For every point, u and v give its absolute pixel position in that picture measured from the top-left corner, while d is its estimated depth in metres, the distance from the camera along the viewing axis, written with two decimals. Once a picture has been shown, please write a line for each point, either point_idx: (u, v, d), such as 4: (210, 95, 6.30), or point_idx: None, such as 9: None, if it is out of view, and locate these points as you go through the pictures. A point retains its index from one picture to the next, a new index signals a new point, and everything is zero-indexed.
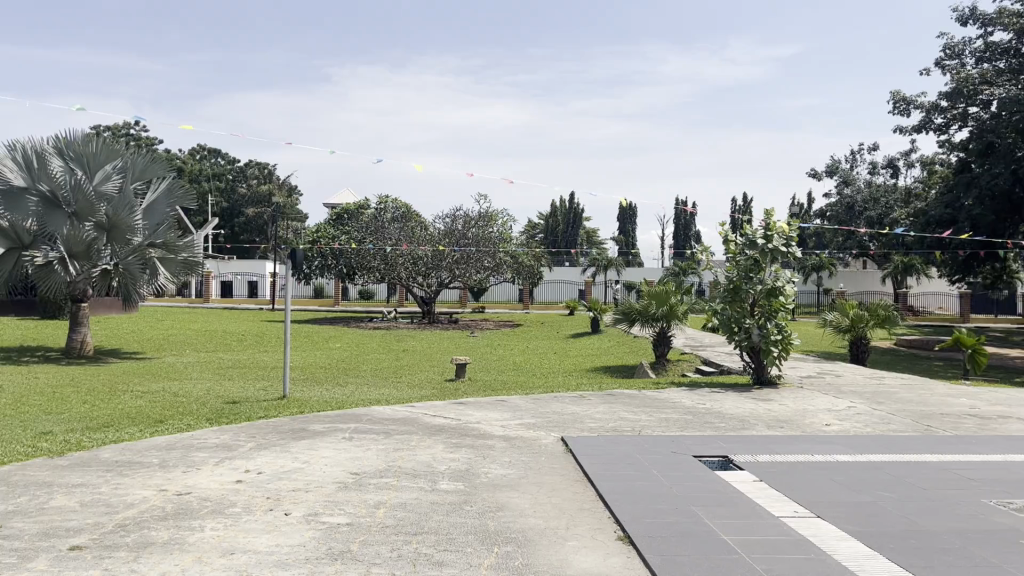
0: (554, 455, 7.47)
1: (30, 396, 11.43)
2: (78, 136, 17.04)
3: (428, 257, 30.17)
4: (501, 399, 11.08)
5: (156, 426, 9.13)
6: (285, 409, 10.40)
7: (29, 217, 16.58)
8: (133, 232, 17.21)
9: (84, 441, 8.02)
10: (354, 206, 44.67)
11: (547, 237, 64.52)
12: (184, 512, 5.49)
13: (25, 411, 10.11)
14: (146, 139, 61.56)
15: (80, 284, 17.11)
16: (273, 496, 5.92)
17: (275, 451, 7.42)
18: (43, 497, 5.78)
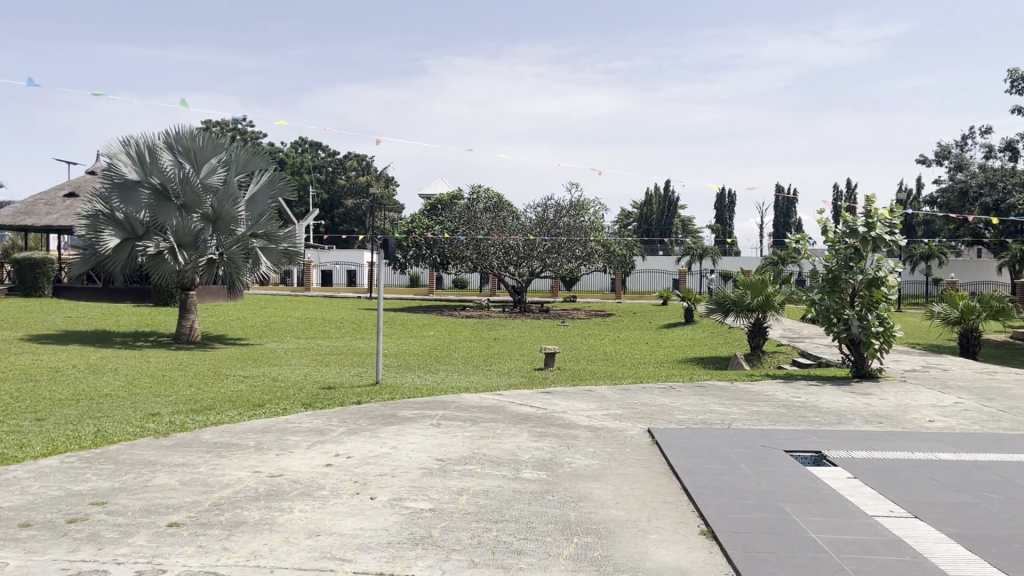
0: (640, 446, 7.38)
1: (141, 379, 12.07)
2: (186, 130, 17.73)
3: (519, 246, 30.26)
4: (589, 389, 11.03)
5: (254, 409, 9.49)
6: (377, 395, 10.63)
7: (142, 210, 17.48)
8: (237, 224, 17.88)
9: (187, 423, 8.42)
10: (449, 197, 45.31)
11: (642, 226, 63.82)
12: (275, 493, 5.68)
13: (135, 393, 10.69)
14: (252, 135, 64.09)
15: (188, 273, 17.95)
16: (360, 480, 6.06)
17: (365, 436, 7.60)
18: (147, 475, 6.09)
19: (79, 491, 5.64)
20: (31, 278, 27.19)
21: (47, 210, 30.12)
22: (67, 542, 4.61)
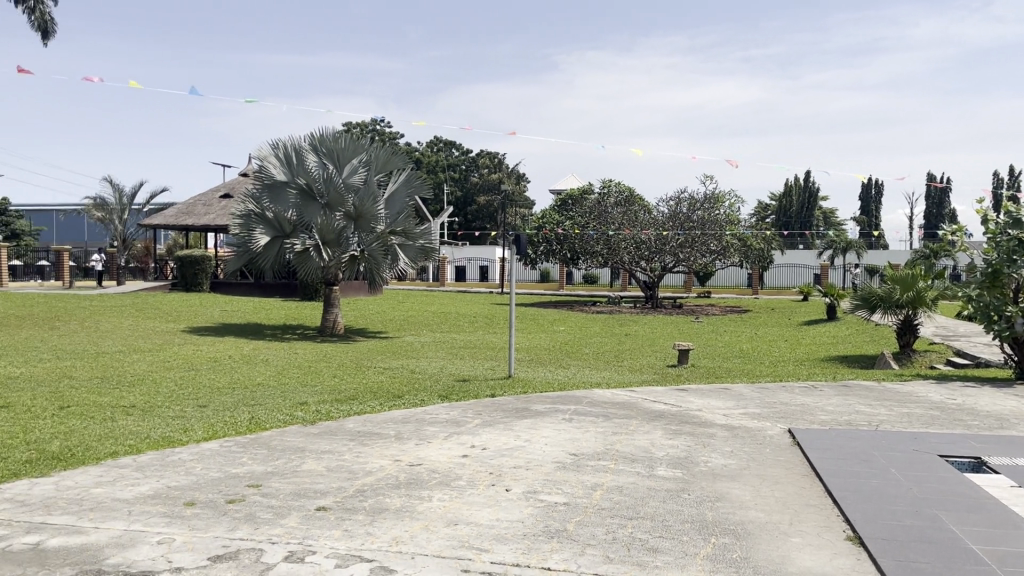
0: (780, 447, 7.14)
1: (290, 369, 12.75)
2: (330, 132, 18.60)
3: (651, 241, 29.82)
4: (725, 387, 10.76)
5: (393, 400, 9.85)
6: (510, 389, 10.79)
7: (289, 209, 18.44)
8: (377, 221, 18.58)
9: (332, 412, 8.82)
10: (580, 192, 45.24)
11: (780, 219, 61.53)
12: (414, 482, 5.87)
13: (284, 383, 11.31)
14: (390, 135, 66.26)
15: (332, 269, 18.77)
16: (495, 472, 6.17)
17: (499, 429, 7.72)
18: (296, 461, 6.43)
19: (236, 473, 6.03)
20: (192, 274, 29.20)
21: (206, 210, 32.26)
22: (226, 521, 4.93)
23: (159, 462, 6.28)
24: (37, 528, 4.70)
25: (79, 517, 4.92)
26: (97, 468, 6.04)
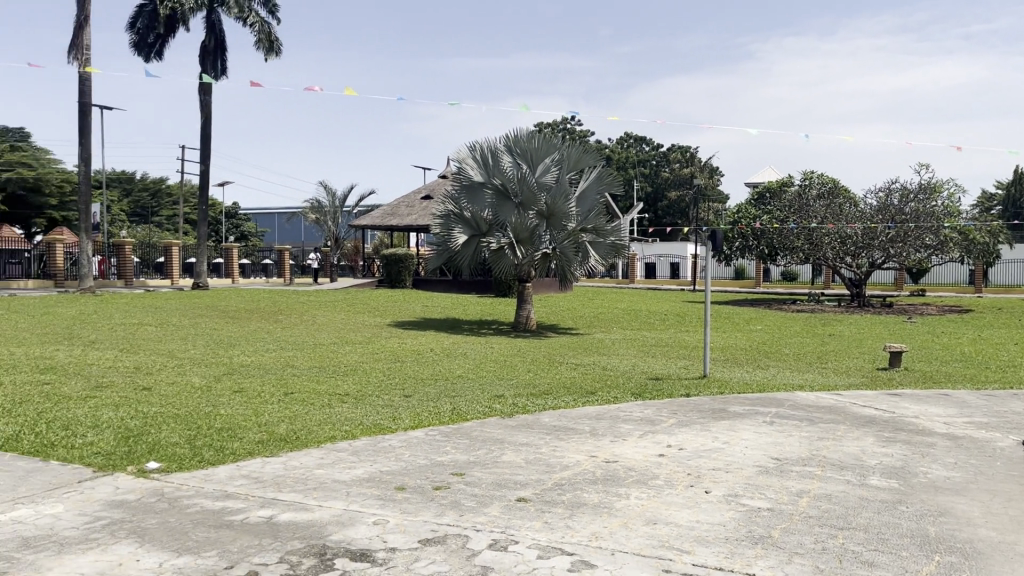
0: (1013, 461, 6.48)
1: (487, 363, 13.19)
2: (523, 133, 19.03)
3: (858, 236, 28.04)
4: (944, 394, 9.93)
5: (588, 396, 9.93)
6: (706, 388, 10.56)
7: (485, 209, 19.04)
8: (568, 219, 18.80)
9: (528, 405, 9.03)
10: (778, 184, 43.39)
11: (1007, 210, 55.89)
12: (612, 478, 5.88)
13: (482, 375, 11.72)
14: (580, 133, 66.80)
15: (526, 267, 19.21)
16: (694, 472, 6.06)
17: (696, 429, 7.58)
18: (497, 452, 6.65)
19: (441, 461, 6.33)
20: (395, 271, 30.93)
21: (408, 211, 34.07)
22: (433, 507, 5.19)
23: (372, 447, 6.71)
24: (269, 502, 5.16)
25: (304, 495, 5.36)
26: (318, 450, 6.55)
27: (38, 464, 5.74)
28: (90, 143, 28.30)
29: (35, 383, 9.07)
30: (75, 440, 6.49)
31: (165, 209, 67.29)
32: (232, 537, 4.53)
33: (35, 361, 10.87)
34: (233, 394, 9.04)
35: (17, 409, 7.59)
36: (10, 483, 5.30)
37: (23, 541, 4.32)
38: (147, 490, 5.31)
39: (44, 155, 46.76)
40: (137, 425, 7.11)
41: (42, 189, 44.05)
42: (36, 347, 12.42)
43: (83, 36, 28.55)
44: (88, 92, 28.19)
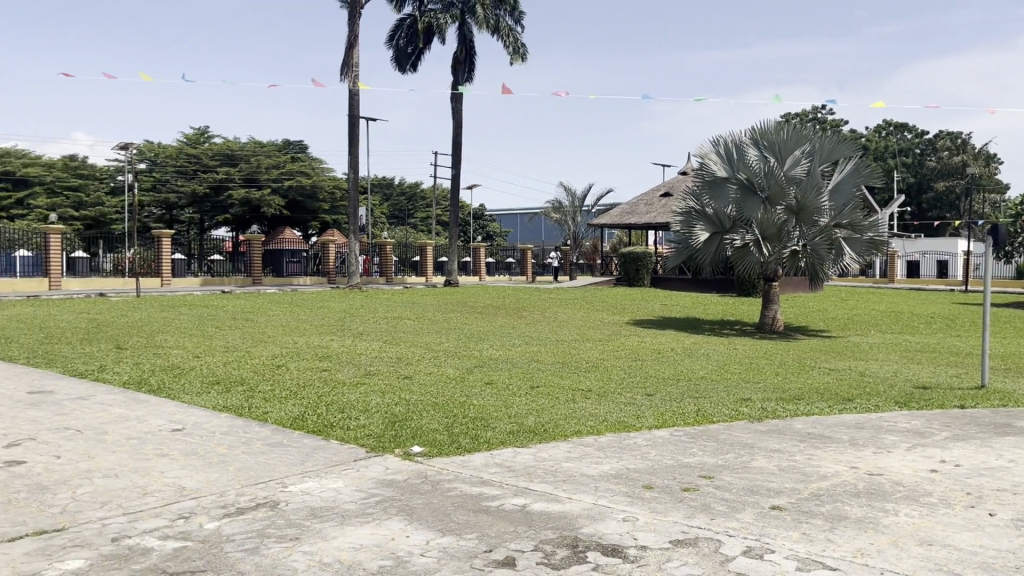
0: None
1: (732, 364, 12.79)
2: (772, 125, 18.21)
3: None
4: None
5: (844, 403, 9.30)
6: (984, 400, 9.49)
7: (729, 204, 18.47)
8: (820, 214, 17.75)
9: (778, 410, 8.64)
10: None
11: None
12: (876, 492, 5.48)
13: (726, 377, 11.39)
14: (833, 122, 62.71)
15: (772, 265, 18.38)
16: (973, 492, 5.48)
17: (974, 444, 6.84)
18: (747, 457, 6.42)
19: (689, 462, 6.23)
20: (634, 269, 30.93)
21: (648, 208, 33.92)
22: (683, 508, 5.11)
23: (618, 445, 6.74)
24: (522, 491, 5.36)
25: (555, 487, 5.50)
26: (566, 444, 6.70)
27: (320, 443, 6.38)
28: (358, 152, 31.65)
29: (315, 369, 10.11)
30: (349, 422, 7.14)
31: (419, 211, 72.21)
32: (490, 522, 4.75)
33: (314, 349, 12.11)
34: (484, 386, 9.49)
35: (301, 391, 8.49)
36: (299, 457, 5.94)
37: (311, 510, 4.80)
38: (412, 472, 5.71)
39: (319, 164, 51.92)
40: (401, 412, 7.69)
41: (317, 195, 49.00)
42: (314, 337, 13.82)
43: (354, 54, 31.40)
44: (357, 105, 31.09)
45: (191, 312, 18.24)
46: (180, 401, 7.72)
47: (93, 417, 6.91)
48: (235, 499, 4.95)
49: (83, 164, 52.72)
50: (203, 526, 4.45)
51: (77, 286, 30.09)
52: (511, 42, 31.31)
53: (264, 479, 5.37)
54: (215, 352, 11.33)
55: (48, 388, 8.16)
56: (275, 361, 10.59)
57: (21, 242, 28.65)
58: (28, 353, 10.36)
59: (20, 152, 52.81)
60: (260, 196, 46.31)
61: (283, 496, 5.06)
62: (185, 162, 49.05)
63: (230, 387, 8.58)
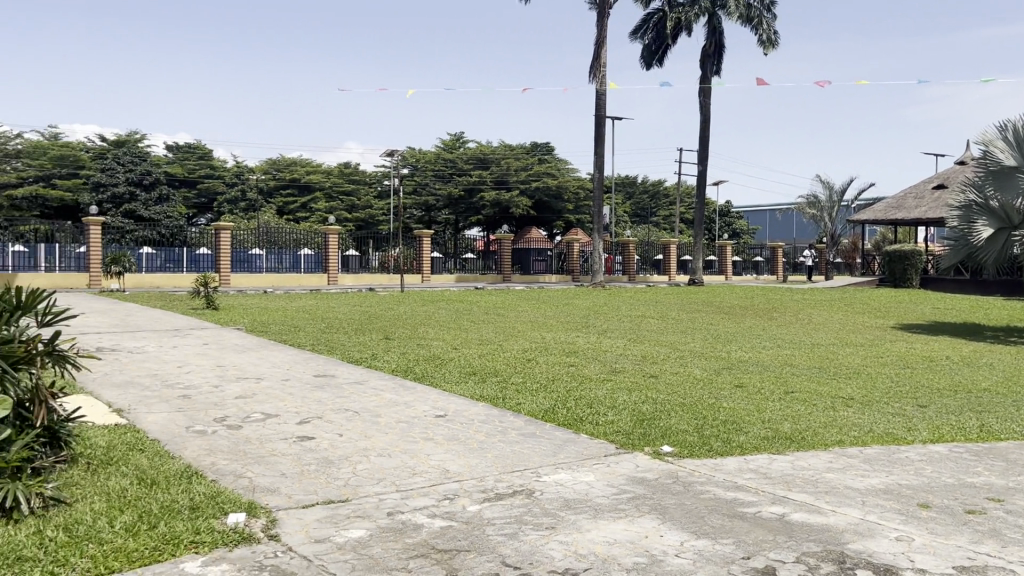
0: None
1: (1021, 377, 11.35)
2: None
3: None
4: None
5: None
6: None
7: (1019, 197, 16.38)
8: None
9: None
10: None
11: None
12: None
13: (1015, 391, 10.13)
14: None
15: None
16: None
17: None
18: None
19: (974, 483, 5.60)
20: (901, 269, 28.53)
21: (916, 203, 31.13)
22: (968, 533, 4.60)
23: (888, 458, 6.23)
24: (781, 500, 5.11)
25: (817, 498, 5.19)
26: (827, 454, 6.30)
27: (571, 436, 6.51)
28: (604, 150, 32.22)
29: (563, 364, 10.34)
30: (599, 418, 7.21)
31: (662, 209, 71.56)
32: (747, 528, 4.57)
33: (561, 345, 12.40)
34: (734, 389, 9.18)
35: (550, 385, 8.72)
36: (552, 449, 6.10)
37: (565, 502, 4.90)
38: (664, 471, 5.65)
39: (564, 165, 53.11)
40: (649, 410, 7.64)
41: (562, 195, 50.17)
42: (561, 333, 14.14)
43: (601, 55, 31.83)
44: (604, 105, 31.59)
45: (448, 307, 19.44)
46: (441, 389, 8.24)
47: (368, 400, 7.57)
48: (493, 485, 5.18)
49: (354, 171, 57.98)
50: (466, 508, 4.70)
51: (350, 282, 33.25)
52: (763, 31, 30.31)
53: (520, 468, 5.57)
54: (470, 344, 11.97)
55: (331, 372, 9.07)
56: (526, 355, 10.98)
57: (305, 242, 32.39)
58: (312, 341, 11.59)
59: (304, 161, 59.13)
60: (509, 197, 48.26)
61: (538, 485, 5.21)
62: (442, 167, 52.46)
63: (485, 378, 9.01)
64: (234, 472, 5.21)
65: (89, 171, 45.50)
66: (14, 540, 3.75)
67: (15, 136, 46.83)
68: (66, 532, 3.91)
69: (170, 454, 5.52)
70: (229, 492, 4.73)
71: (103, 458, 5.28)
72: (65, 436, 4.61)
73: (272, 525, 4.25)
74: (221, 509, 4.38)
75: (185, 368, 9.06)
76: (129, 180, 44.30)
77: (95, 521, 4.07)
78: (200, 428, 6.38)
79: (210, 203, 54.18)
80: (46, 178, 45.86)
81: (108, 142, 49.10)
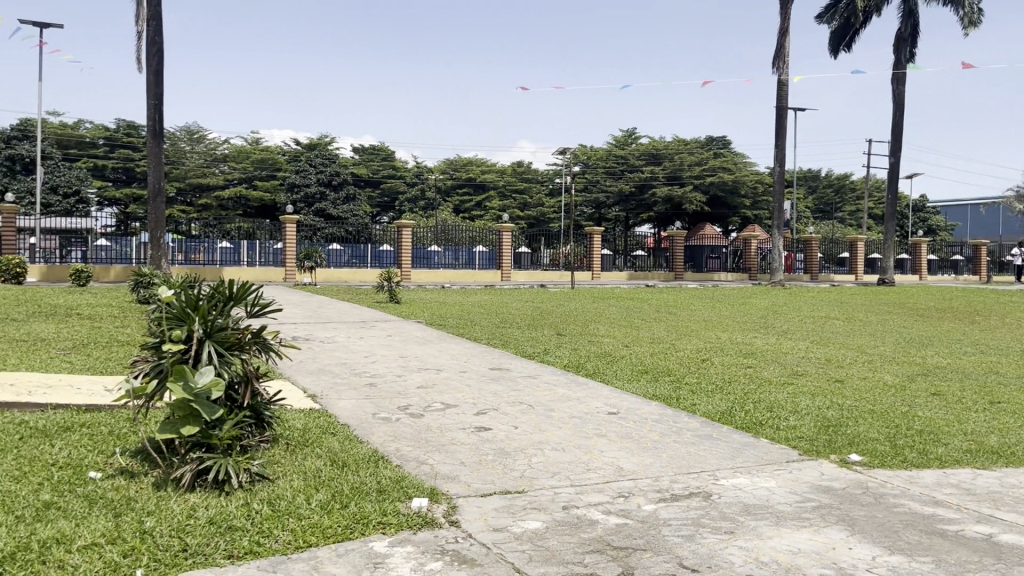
0: None
1: None
2: None
3: None
4: None
5: None
6: None
7: None
8: None
9: None
10: None
11: None
12: None
13: None
14: None
15: None
16: None
17: None
18: None
19: None
20: None
21: None
22: None
23: None
24: (988, 519, 4.68)
25: None
26: None
27: (749, 440, 6.30)
28: (785, 143, 30.96)
29: (739, 365, 10.01)
30: (779, 422, 6.92)
31: (848, 205, 67.63)
32: (947, 547, 4.22)
33: (738, 346, 11.99)
34: (931, 397, 8.51)
35: (727, 387, 8.47)
36: (729, 452, 5.92)
37: (745, 507, 4.73)
38: (852, 481, 5.33)
39: (742, 159, 51.35)
40: (834, 416, 7.24)
41: (738, 190, 48.59)
42: (737, 333, 13.71)
43: (785, 44, 30.62)
44: (785, 96, 30.35)
45: (619, 304, 19.34)
46: (614, 386, 8.21)
47: (542, 395, 7.67)
48: (669, 485, 5.09)
49: (528, 168, 58.88)
50: (642, 507, 4.65)
51: (523, 278, 33.88)
52: (966, 11, 27.90)
53: (696, 470, 5.44)
54: (642, 342, 11.83)
55: (505, 366, 9.27)
56: (700, 355, 10.71)
57: (480, 239, 33.36)
58: (487, 335, 11.90)
59: (479, 160, 60.68)
60: (683, 193, 47.30)
61: (716, 488, 5.07)
62: (614, 163, 52.17)
63: (658, 376, 8.89)
64: (416, 458, 5.43)
65: (284, 173, 48.95)
66: (226, 510, 4.10)
67: (222, 142, 51.15)
68: (269, 506, 4.23)
69: (358, 439, 5.84)
70: (411, 477, 4.93)
71: (300, 439, 5.66)
72: (268, 416, 4.97)
73: (452, 511, 4.40)
74: (406, 494, 4.59)
75: (371, 358, 9.55)
76: (320, 181, 47.29)
77: (295, 498, 4.37)
78: (385, 415, 6.70)
79: (391, 202, 56.76)
80: (248, 180, 49.76)
81: (302, 146, 52.63)
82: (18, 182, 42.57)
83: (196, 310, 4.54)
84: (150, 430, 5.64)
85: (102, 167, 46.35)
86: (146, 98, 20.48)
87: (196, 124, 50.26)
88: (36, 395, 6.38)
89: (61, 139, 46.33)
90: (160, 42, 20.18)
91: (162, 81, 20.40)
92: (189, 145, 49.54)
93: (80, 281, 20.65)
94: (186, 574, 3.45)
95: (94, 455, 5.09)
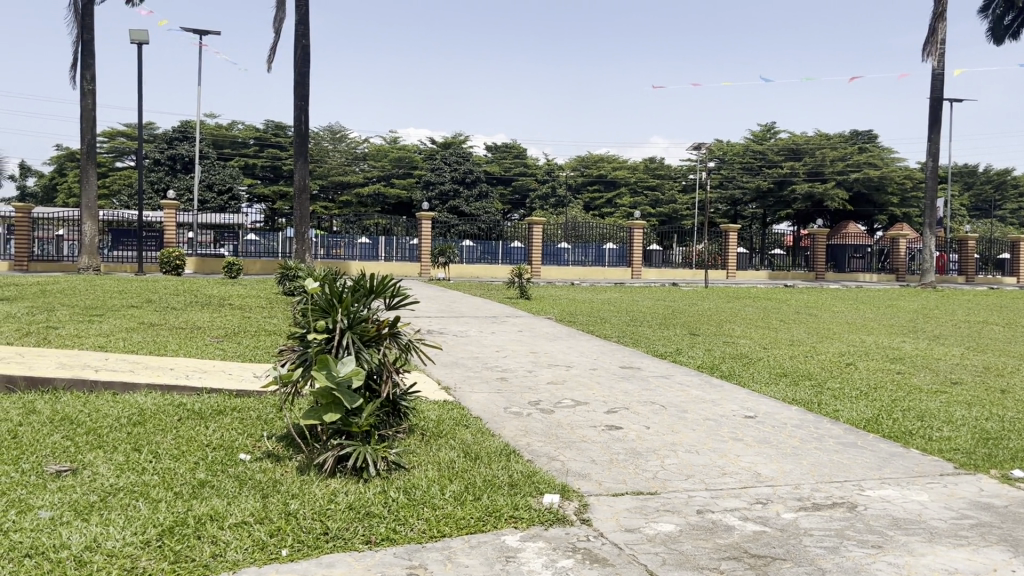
0: None
1: None
2: None
3: None
4: None
5: None
6: None
7: None
8: None
9: None
10: None
11: None
12: None
13: None
14: None
15: None
16: None
17: None
18: None
19: None
20: None
21: None
22: None
23: None
24: None
25: None
26: None
27: (898, 450, 5.93)
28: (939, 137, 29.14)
29: (887, 371, 9.43)
30: (931, 433, 6.48)
31: (1011, 201, 62.89)
32: None
33: (885, 350, 11.29)
34: None
35: (873, 393, 7.99)
36: (877, 462, 5.59)
37: (895, 521, 4.45)
38: (1016, 499, 4.91)
39: (890, 154, 48.69)
40: (995, 428, 6.71)
41: (885, 187, 46.11)
42: (885, 337, 12.92)
43: (938, 30, 28.73)
44: (939, 85, 28.55)
45: (756, 304, 18.73)
46: (752, 389, 7.96)
47: (674, 395, 7.52)
48: (811, 494, 4.86)
49: (661, 165, 58.03)
50: (781, 516, 4.45)
51: (654, 276, 33.47)
52: None
53: (840, 479, 5.17)
54: (780, 345, 11.34)
55: (637, 364, 9.13)
56: (843, 360, 10.16)
57: (611, 236, 33.12)
58: (619, 333, 11.82)
59: (610, 157, 60.34)
60: (825, 190, 45.03)
61: (862, 499, 4.80)
62: (751, 159, 50.61)
63: (799, 381, 8.51)
64: (548, 454, 5.44)
65: (420, 171, 50.24)
66: (365, 496, 4.23)
67: (362, 141, 53.23)
68: (405, 494, 4.32)
69: (491, 432, 5.90)
70: (544, 472, 4.94)
71: (434, 430, 5.79)
72: (404, 407, 5.09)
73: (584, 510, 4.36)
74: (537, 489, 4.59)
75: (503, 353, 9.65)
76: (454, 178, 48.34)
77: (429, 487, 4.45)
78: (517, 409, 6.76)
79: (523, 200, 57.03)
80: (387, 177, 51.40)
81: (437, 144, 54.12)
82: (178, 180, 45.85)
83: (339, 301, 4.71)
84: (295, 416, 5.89)
85: (252, 165, 49.09)
86: (293, 99, 21.52)
87: (338, 124, 52.39)
88: (191, 379, 6.81)
89: (216, 139, 49.41)
90: (306, 45, 21.15)
91: (307, 82, 21.36)
92: (332, 144, 51.76)
93: (232, 273, 21.89)
94: (326, 555, 3.58)
95: (245, 438, 5.36)
